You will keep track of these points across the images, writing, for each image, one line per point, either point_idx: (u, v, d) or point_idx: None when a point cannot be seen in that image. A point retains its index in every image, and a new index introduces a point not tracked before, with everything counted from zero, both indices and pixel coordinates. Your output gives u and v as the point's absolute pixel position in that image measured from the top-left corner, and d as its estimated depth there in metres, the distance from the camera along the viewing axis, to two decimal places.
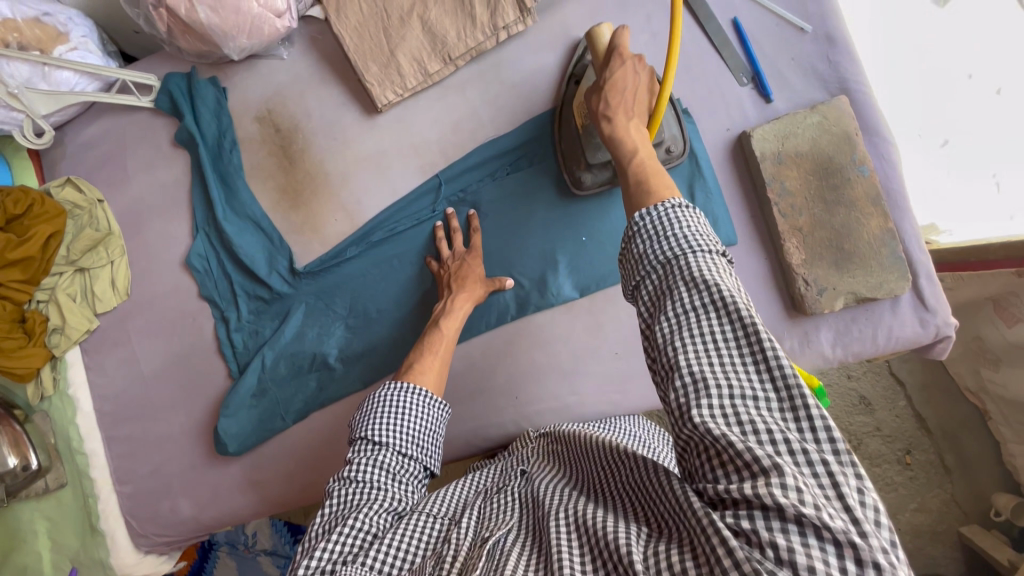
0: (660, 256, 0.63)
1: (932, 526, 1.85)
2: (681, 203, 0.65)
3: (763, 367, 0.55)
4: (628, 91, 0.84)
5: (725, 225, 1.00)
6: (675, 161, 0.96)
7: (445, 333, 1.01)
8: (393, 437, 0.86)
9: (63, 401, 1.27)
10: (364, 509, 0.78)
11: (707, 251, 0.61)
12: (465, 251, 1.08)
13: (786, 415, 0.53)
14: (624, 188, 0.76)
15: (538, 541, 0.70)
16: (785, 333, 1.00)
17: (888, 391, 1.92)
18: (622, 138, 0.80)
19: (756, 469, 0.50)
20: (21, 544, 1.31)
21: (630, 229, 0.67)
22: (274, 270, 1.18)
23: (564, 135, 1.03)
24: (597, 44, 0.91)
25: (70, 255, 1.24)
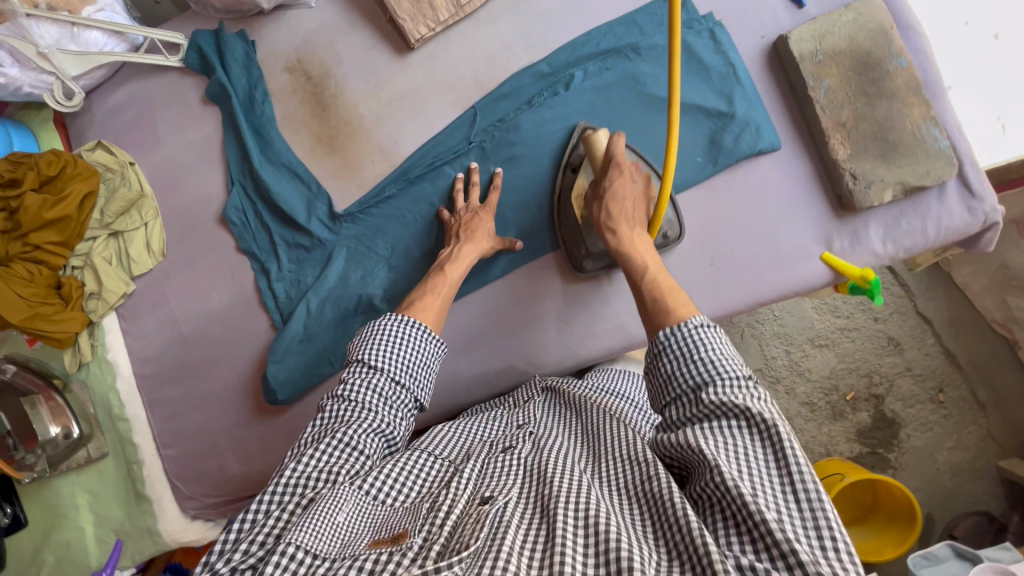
0: (689, 380, 0.68)
1: (971, 463, 1.84)
2: (710, 323, 0.71)
3: (792, 487, 0.58)
4: (627, 202, 0.96)
5: (767, 129, 1.00)
6: (673, 246, 1.02)
7: (447, 276, 1.00)
8: (389, 363, 0.85)
9: (102, 367, 1.26)
10: (351, 427, 0.78)
11: (735, 378, 0.65)
12: (478, 205, 1.08)
13: (805, 521, 0.56)
14: (641, 301, 0.84)
15: (543, 516, 0.65)
16: (835, 233, 1.00)
17: (915, 329, 1.90)
18: (630, 252, 0.92)
19: (789, 558, 0.53)
20: (62, 521, 1.26)
21: (655, 348, 0.72)
22: (313, 216, 1.18)
23: (564, 221, 1.09)
24: (595, 151, 1.00)
25: (103, 218, 1.23)
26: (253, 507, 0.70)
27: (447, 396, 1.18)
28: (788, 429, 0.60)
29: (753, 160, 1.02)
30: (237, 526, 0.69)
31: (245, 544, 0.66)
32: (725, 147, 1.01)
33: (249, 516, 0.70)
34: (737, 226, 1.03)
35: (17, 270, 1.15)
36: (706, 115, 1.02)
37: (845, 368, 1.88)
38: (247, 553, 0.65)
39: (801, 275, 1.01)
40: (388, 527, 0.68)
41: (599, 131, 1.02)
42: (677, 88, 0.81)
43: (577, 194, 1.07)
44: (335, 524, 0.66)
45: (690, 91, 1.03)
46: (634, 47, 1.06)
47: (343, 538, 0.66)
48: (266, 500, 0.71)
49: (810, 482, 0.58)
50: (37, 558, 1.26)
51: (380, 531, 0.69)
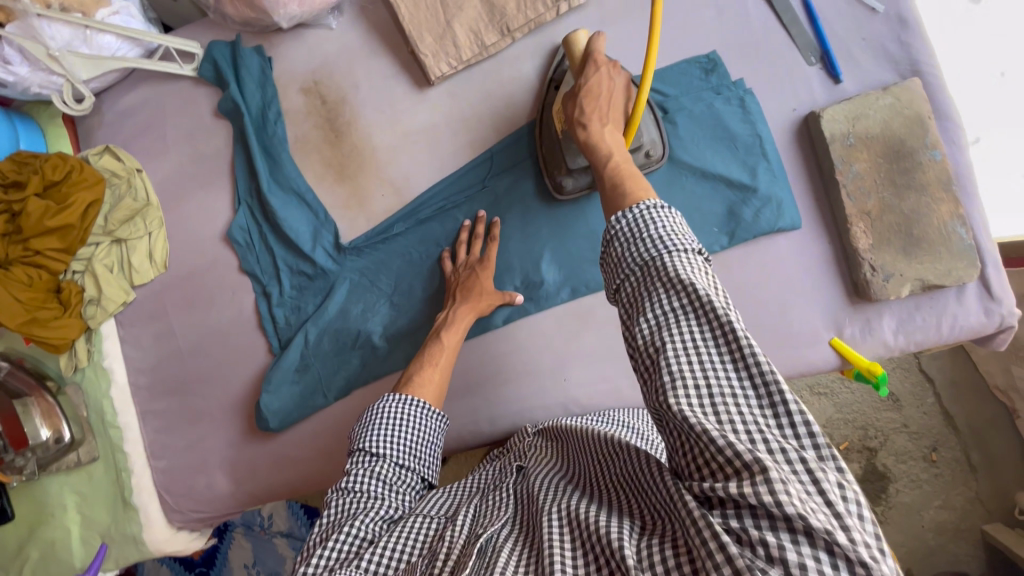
0: (639, 259, 0.64)
1: (955, 524, 1.83)
2: (657, 202, 0.66)
3: (741, 362, 0.54)
4: (603, 97, 0.86)
5: (789, 208, 0.97)
6: (654, 165, 0.97)
7: (445, 345, 1.01)
8: (390, 449, 0.85)
9: (97, 373, 1.26)
10: (359, 517, 0.78)
11: (682, 250, 0.62)
12: (477, 260, 1.07)
13: (764, 412, 0.53)
14: (602, 192, 0.77)
15: (529, 539, 0.70)
16: (846, 319, 0.98)
17: (917, 387, 1.89)
18: (597, 142, 0.82)
19: (751, 467, 0.49)
20: (51, 518, 1.29)
21: (608, 233, 0.67)
22: (318, 245, 1.16)
23: (545, 136, 1.03)
24: (573, 50, 0.93)
25: (107, 225, 1.22)
26: None
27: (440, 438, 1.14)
28: (735, 315, 0.56)
29: (771, 237, 0.99)
30: None
31: None
32: (744, 221, 0.98)
33: None
34: (749, 302, 1.00)
35: (16, 274, 1.14)
36: (728, 186, 0.99)
37: (842, 419, 1.89)
38: None
39: (808, 358, 0.99)
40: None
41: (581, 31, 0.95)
42: (659, 15, 0.75)
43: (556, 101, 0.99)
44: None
45: (714, 158, 1.00)
46: (664, 107, 1.01)
47: None
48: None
49: (762, 361, 0.54)
50: (22, 553, 1.31)
51: None
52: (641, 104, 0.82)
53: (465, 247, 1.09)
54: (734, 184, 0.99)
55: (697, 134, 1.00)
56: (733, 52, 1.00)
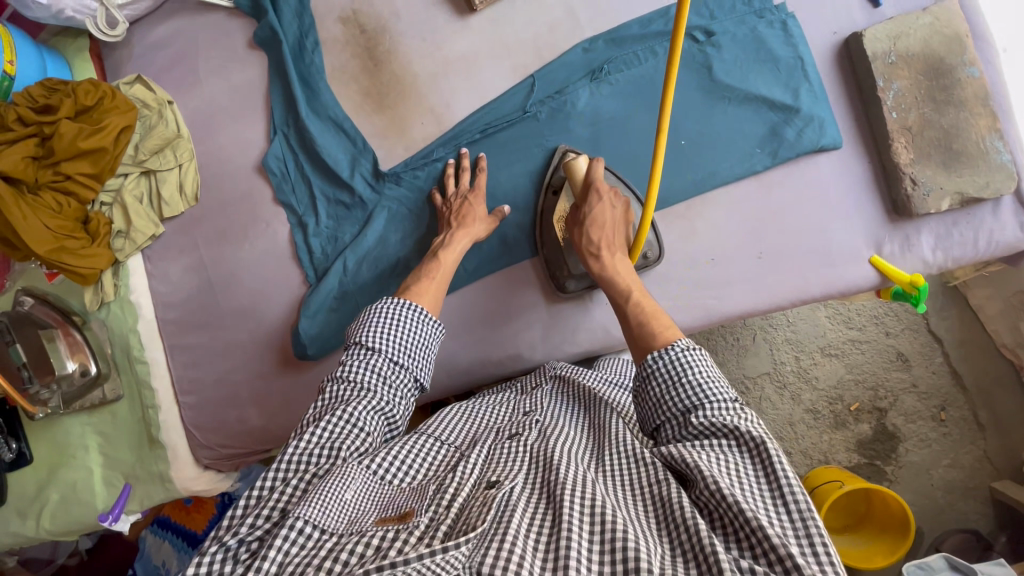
0: (679, 403, 0.71)
1: (964, 482, 1.86)
2: (695, 346, 0.74)
3: (779, 496, 0.61)
4: (608, 227, 0.97)
5: (831, 127, 0.99)
6: (653, 266, 1.05)
7: (442, 262, 1.01)
8: (386, 344, 0.85)
9: (124, 308, 1.23)
10: (355, 403, 0.78)
11: (721, 402, 0.70)
12: (468, 190, 1.08)
13: (795, 530, 0.59)
14: (626, 325, 0.85)
15: (549, 502, 0.66)
16: (886, 237, 1.00)
17: (925, 347, 1.91)
18: (612, 276, 0.93)
19: (782, 557, 0.55)
20: (70, 460, 1.26)
21: (644, 370, 0.75)
22: (356, 172, 1.15)
23: (546, 242, 1.09)
24: (575, 174, 1.01)
25: (137, 155, 1.20)
26: (259, 480, 0.70)
27: (480, 366, 1.15)
28: (774, 446, 0.64)
29: (812, 157, 1.01)
30: (244, 497, 0.69)
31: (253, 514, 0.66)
32: (787, 140, 1.00)
33: (255, 490, 0.69)
34: (791, 223, 1.02)
35: (45, 200, 1.12)
36: (770, 107, 1.01)
37: (852, 380, 1.90)
38: (257, 525, 0.65)
39: (848, 277, 1.01)
40: (393, 506, 0.70)
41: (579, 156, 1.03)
42: (668, 100, 0.81)
43: (559, 216, 1.07)
44: (342, 501, 0.66)
45: (757, 80, 1.02)
46: (706, 30, 1.03)
47: (350, 514, 0.67)
48: (268, 480, 0.70)
49: (798, 491, 0.60)
50: (41, 497, 1.27)
51: (386, 509, 0.69)
52: (644, 235, 0.92)
53: (454, 181, 1.10)
54: (778, 104, 1.01)
55: (740, 55, 1.02)
56: None
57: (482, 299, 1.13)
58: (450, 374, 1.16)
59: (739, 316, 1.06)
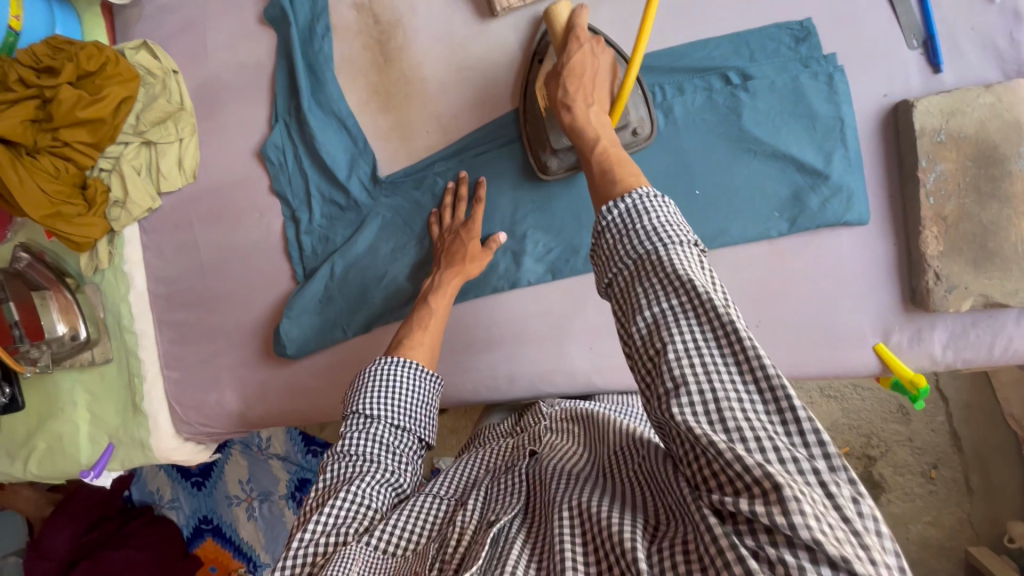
0: (631, 254, 0.61)
1: (941, 541, 1.83)
2: (651, 193, 0.64)
3: (746, 370, 0.51)
4: (587, 77, 0.87)
5: (860, 201, 0.91)
6: (642, 144, 0.95)
7: (434, 308, 0.99)
8: (384, 410, 0.85)
9: (117, 276, 1.24)
10: (359, 482, 0.77)
11: (677, 245, 0.59)
12: (462, 223, 1.03)
13: (771, 415, 0.50)
14: (590, 177, 0.77)
15: (543, 532, 0.65)
16: (895, 327, 0.94)
17: (929, 404, 1.84)
18: (585, 128, 0.82)
19: (763, 479, 0.47)
20: (61, 412, 1.31)
21: (597, 228, 0.66)
22: (354, 175, 1.11)
23: (530, 118, 1.00)
24: (554, 24, 0.91)
25: (138, 125, 1.16)
26: None
27: (457, 390, 1.11)
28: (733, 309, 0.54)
29: (833, 230, 0.93)
30: None
31: None
32: (809, 209, 0.93)
33: None
34: (798, 295, 0.96)
35: (43, 164, 1.11)
36: (798, 168, 0.93)
37: (847, 424, 1.88)
38: None
39: (849, 360, 0.95)
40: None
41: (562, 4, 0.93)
42: None
43: (540, 79, 0.96)
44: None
45: (788, 137, 0.93)
46: (741, 74, 0.94)
47: None
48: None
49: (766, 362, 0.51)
50: (30, 442, 1.34)
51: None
52: (629, 85, 0.84)
53: (450, 211, 1.06)
54: (806, 167, 0.93)
55: (773, 107, 0.93)
56: (830, 21, 0.92)
57: (466, 323, 1.10)
58: None
59: None
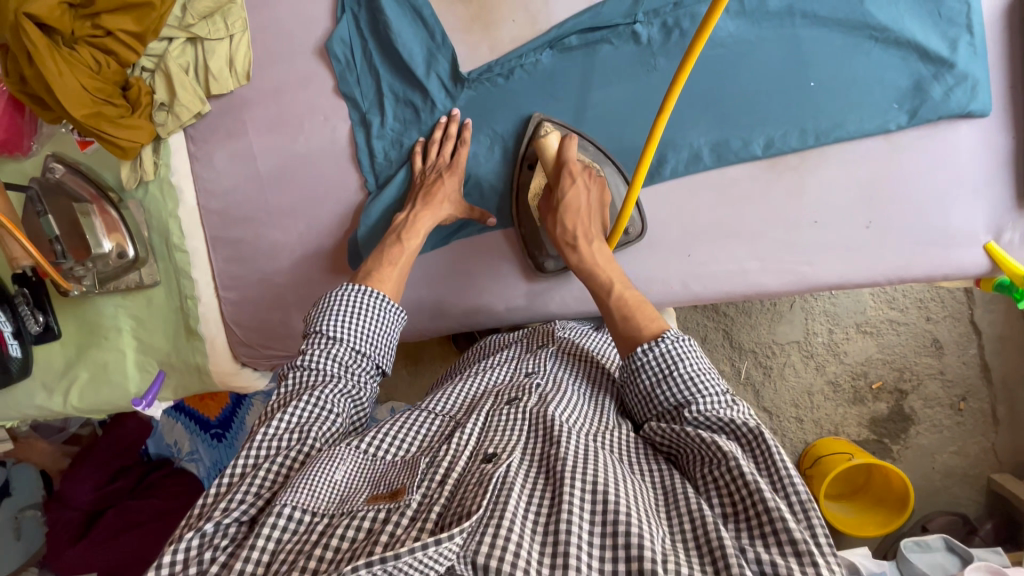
0: (671, 398, 0.70)
1: (965, 469, 1.82)
2: (686, 337, 0.72)
3: (780, 484, 0.59)
4: (583, 211, 0.93)
5: (984, 90, 0.88)
6: (634, 242, 1.02)
7: (405, 245, 0.95)
8: (348, 333, 0.80)
9: (163, 190, 1.15)
10: (323, 389, 0.75)
11: (719, 394, 0.69)
12: (446, 163, 1.02)
13: (795, 515, 0.57)
14: (609, 321, 0.82)
15: (549, 478, 0.63)
16: (1009, 224, 0.92)
17: (962, 337, 1.80)
18: (591, 270, 0.88)
19: (799, 549, 0.53)
20: (104, 340, 1.23)
21: (632, 364, 0.73)
22: (431, 72, 1.02)
23: (523, 222, 1.04)
24: (546, 154, 0.95)
25: (184, 17, 1.05)
26: (229, 466, 0.67)
27: (540, 300, 1.10)
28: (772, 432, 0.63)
29: (951, 123, 0.90)
30: (216, 485, 0.65)
31: (235, 503, 0.62)
32: (931, 99, 0.89)
33: (226, 477, 0.66)
34: (908, 194, 0.93)
35: (83, 57, 0.99)
36: (921, 56, 0.88)
37: (881, 358, 1.82)
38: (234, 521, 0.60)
39: (955, 260, 0.94)
40: (385, 483, 0.66)
41: (551, 132, 0.96)
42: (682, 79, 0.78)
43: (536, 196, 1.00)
44: (333, 481, 0.65)
45: (912, 23, 0.88)
46: None
47: (341, 493, 0.65)
48: (243, 463, 0.67)
49: (799, 482, 0.59)
50: (70, 373, 1.26)
51: (379, 486, 0.66)
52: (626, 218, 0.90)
53: (436, 147, 1.03)
54: (930, 54, 0.88)
55: None
56: None
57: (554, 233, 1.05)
58: (507, 306, 1.11)
59: (827, 287, 0.99)
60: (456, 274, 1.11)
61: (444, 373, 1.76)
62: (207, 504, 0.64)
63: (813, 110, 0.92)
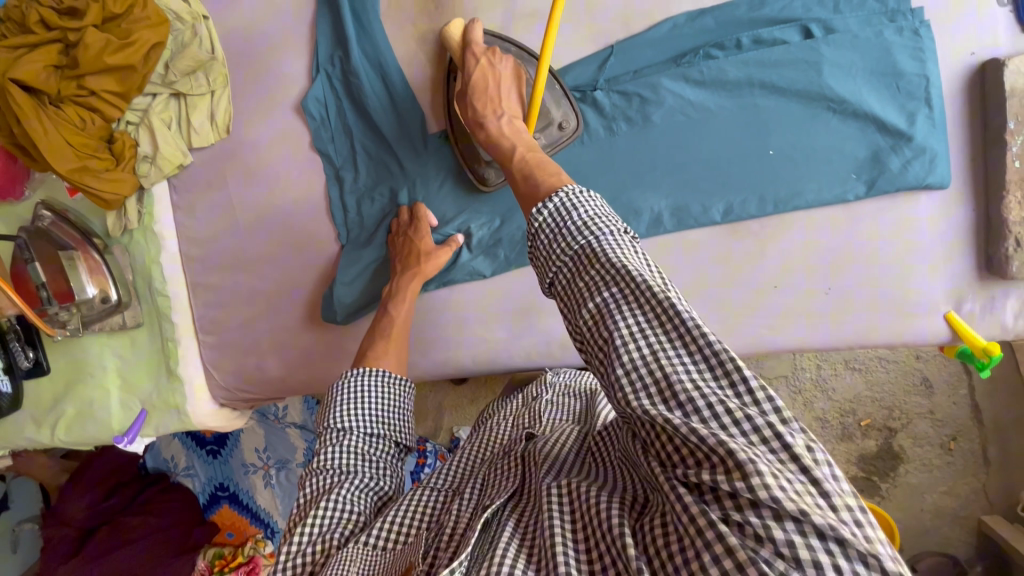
0: (570, 251, 0.60)
1: (955, 509, 1.73)
2: (578, 188, 0.62)
3: (686, 343, 0.49)
4: (492, 89, 0.90)
5: (943, 164, 0.88)
6: (573, 136, 0.97)
7: (395, 317, 0.98)
8: (356, 421, 0.80)
9: (147, 237, 1.19)
10: (341, 486, 0.73)
11: (608, 232, 0.59)
12: (409, 220, 1.04)
13: (715, 384, 0.48)
14: (515, 186, 0.76)
15: (533, 512, 0.60)
16: (969, 295, 0.92)
17: (954, 377, 1.73)
18: (500, 138, 0.85)
19: (726, 459, 0.44)
20: (88, 378, 1.27)
21: (530, 231, 0.63)
22: (402, 132, 1.05)
23: (458, 133, 1.01)
24: (450, 40, 0.94)
25: (167, 74, 1.09)
26: None
27: (507, 355, 1.11)
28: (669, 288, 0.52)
29: (911, 194, 0.90)
30: None
31: None
32: (889, 170, 0.89)
33: None
34: (868, 262, 0.93)
35: (68, 115, 1.04)
36: (880, 128, 0.89)
37: (869, 397, 1.77)
38: None
39: (916, 328, 0.94)
40: (399, 565, 0.63)
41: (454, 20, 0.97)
42: None
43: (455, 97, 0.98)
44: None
45: (870, 95, 0.89)
46: (824, 27, 0.89)
47: None
48: None
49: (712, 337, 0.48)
50: (57, 408, 1.30)
51: (394, 572, 0.63)
52: (539, 96, 0.88)
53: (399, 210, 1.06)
54: (887, 127, 0.89)
55: (855, 64, 0.89)
56: None
57: (519, 289, 1.07)
58: (475, 358, 1.12)
59: (791, 350, 0.99)
60: (425, 326, 1.13)
61: (427, 403, 1.78)
62: None
63: (771, 179, 0.93)
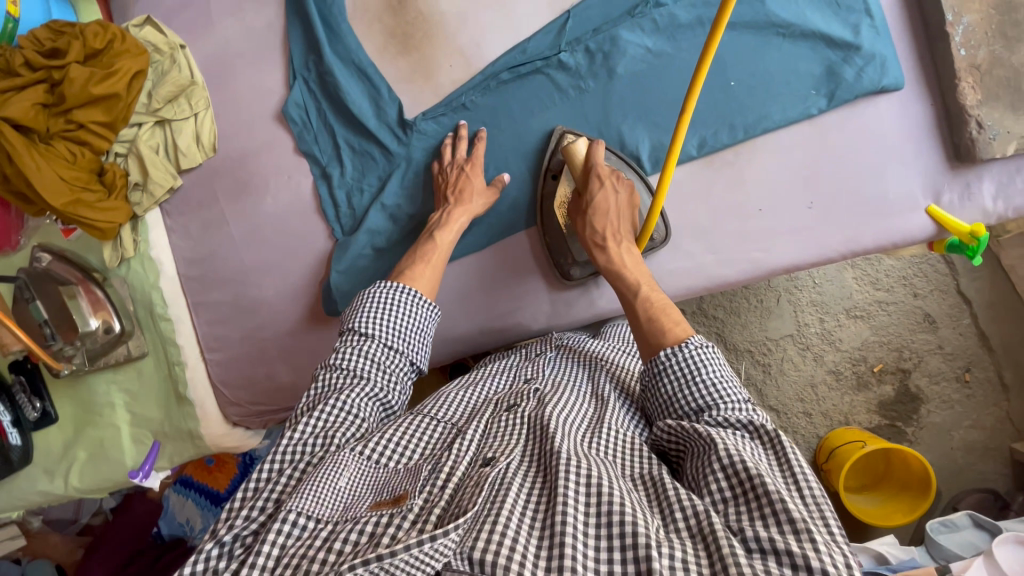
0: (692, 403, 0.71)
1: (984, 443, 1.65)
2: (707, 344, 0.74)
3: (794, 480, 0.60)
4: (611, 213, 0.96)
5: (893, 66, 0.93)
6: (660, 248, 1.04)
7: (438, 242, 0.98)
8: (379, 330, 0.82)
9: (145, 263, 1.20)
10: (349, 391, 0.75)
11: (738, 403, 0.70)
12: (465, 160, 1.04)
13: (807, 505, 0.57)
14: (635, 321, 0.85)
15: (545, 476, 0.62)
16: (944, 186, 0.95)
17: (954, 308, 1.67)
18: (620, 271, 0.92)
19: (795, 523, 0.53)
20: (99, 418, 1.26)
21: (656, 367, 0.75)
22: (382, 121, 1.09)
23: (549, 231, 1.06)
24: (574, 159, 0.97)
25: (151, 103, 1.13)
26: (254, 474, 0.67)
27: (513, 322, 1.12)
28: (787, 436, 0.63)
29: (871, 99, 0.95)
30: (240, 495, 0.66)
31: (247, 510, 0.63)
32: (845, 80, 0.94)
33: (251, 484, 0.67)
34: (843, 170, 0.97)
35: (58, 150, 1.07)
36: (829, 44, 0.94)
37: (878, 341, 1.67)
38: (244, 526, 0.62)
39: (901, 226, 0.97)
40: (388, 488, 0.65)
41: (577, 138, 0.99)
42: (687, 118, 0.78)
43: (560, 201, 1.04)
44: (338, 488, 0.63)
45: (814, 15, 0.95)
46: None
47: (345, 500, 0.63)
48: (266, 469, 0.68)
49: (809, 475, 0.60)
50: (69, 453, 1.28)
51: (382, 493, 0.65)
52: (652, 224, 0.92)
53: (450, 150, 1.05)
54: (836, 41, 0.94)
55: None
56: None
57: (515, 255, 1.09)
58: (482, 330, 1.14)
59: (786, 269, 1.02)
60: None
61: None
62: (231, 513, 0.64)
63: (738, 107, 0.98)
